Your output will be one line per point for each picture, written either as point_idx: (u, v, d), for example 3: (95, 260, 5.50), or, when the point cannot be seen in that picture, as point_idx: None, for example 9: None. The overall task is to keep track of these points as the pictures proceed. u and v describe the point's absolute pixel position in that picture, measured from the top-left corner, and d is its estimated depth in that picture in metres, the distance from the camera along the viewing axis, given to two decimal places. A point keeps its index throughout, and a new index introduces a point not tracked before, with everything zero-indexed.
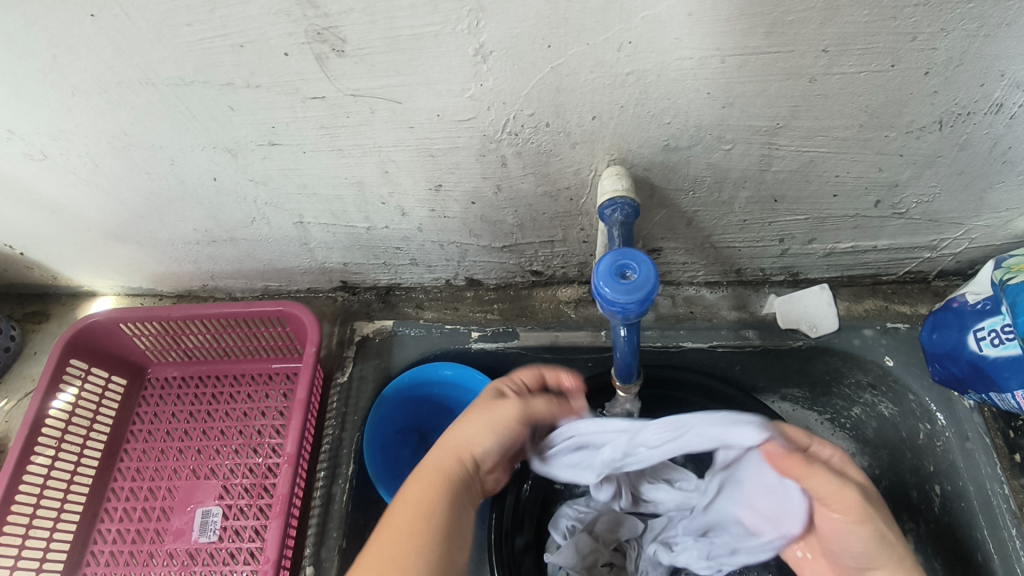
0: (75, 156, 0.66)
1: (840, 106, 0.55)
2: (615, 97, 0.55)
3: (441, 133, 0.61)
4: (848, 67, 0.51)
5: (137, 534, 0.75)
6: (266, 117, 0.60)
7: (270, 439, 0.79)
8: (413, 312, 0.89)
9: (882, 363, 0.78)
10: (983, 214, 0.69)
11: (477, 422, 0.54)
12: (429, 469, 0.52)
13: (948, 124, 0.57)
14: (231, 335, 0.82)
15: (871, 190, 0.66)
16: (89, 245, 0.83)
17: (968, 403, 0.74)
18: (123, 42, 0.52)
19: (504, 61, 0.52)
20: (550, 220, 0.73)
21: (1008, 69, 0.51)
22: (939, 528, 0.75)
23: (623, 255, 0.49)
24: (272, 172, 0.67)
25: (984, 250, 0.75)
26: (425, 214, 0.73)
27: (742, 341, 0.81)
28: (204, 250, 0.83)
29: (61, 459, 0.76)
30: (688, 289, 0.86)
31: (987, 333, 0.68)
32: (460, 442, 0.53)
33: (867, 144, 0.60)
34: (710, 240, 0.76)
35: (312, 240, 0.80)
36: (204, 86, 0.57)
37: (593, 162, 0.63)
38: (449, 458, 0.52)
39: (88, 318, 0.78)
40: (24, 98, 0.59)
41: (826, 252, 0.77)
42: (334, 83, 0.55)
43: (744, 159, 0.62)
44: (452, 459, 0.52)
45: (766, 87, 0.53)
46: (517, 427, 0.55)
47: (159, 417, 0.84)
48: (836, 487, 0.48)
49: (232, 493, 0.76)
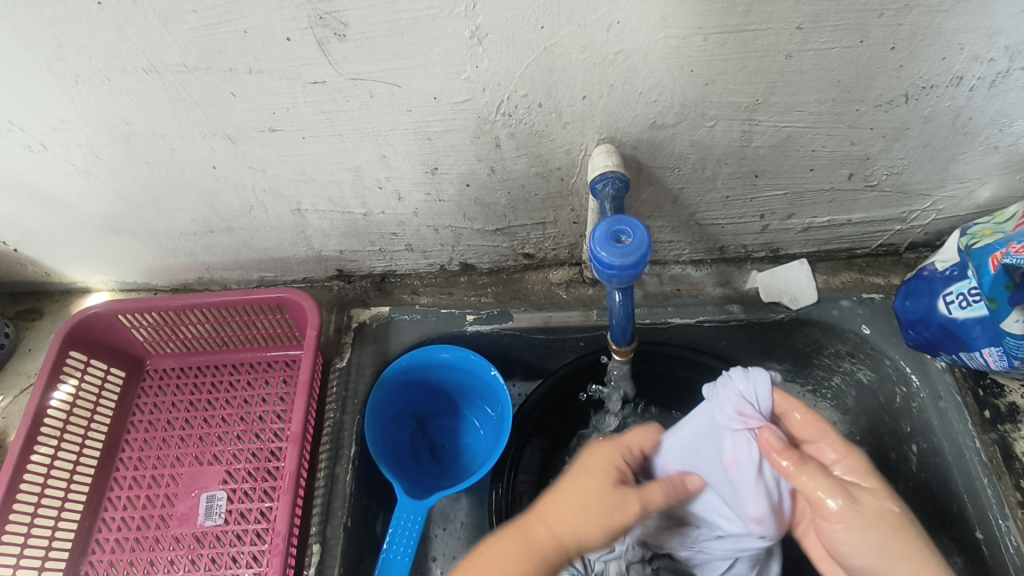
0: (75, 146, 0.67)
1: (814, 82, 0.59)
2: (604, 76, 0.58)
3: (438, 115, 0.63)
4: (821, 43, 0.55)
5: (142, 521, 0.76)
6: (267, 103, 0.62)
7: (272, 424, 0.80)
8: (408, 298, 0.91)
9: (859, 332, 0.82)
10: (948, 184, 0.73)
11: (578, 507, 0.57)
12: (524, 543, 0.55)
13: (914, 97, 0.61)
14: (230, 324, 0.84)
15: (845, 164, 0.70)
16: (84, 238, 0.83)
17: (940, 365, 0.78)
18: (129, 29, 0.54)
19: (500, 42, 0.55)
20: (542, 201, 0.76)
21: (966, 43, 0.55)
22: (917, 485, 0.79)
23: (617, 222, 0.52)
24: (271, 159, 0.69)
25: (950, 221, 0.80)
26: (421, 198, 0.75)
27: (727, 315, 0.84)
28: (201, 241, 0.84)
29: (63, 450, 0.77)
30: (674, 268, 0.89)
31: (956, 296, 0.72)
32: (563, 520, 0.56)
33: (840, 118, 0.63)
34: (695, 218, 0.79)
35: (308, 228, 0.81)
36: (207, 73, 0.58)
37: (584, 142, 0.66)
38: (548, 537, 0.55)
39: (87, 310, 0.79)
40: (26, 88, 0.60)
41: (803, 227, 0.81)
42: (335, 67, 0.57)
43: (725, 136, 0.65)
44: (551, 539, 0.55)
45: (746, 64, 0.57)
46: (615, 507, 0.57)
47: (158, 407, 0.84)
48: (829, 487, 0.54)
49: (235, 477, 0.77)
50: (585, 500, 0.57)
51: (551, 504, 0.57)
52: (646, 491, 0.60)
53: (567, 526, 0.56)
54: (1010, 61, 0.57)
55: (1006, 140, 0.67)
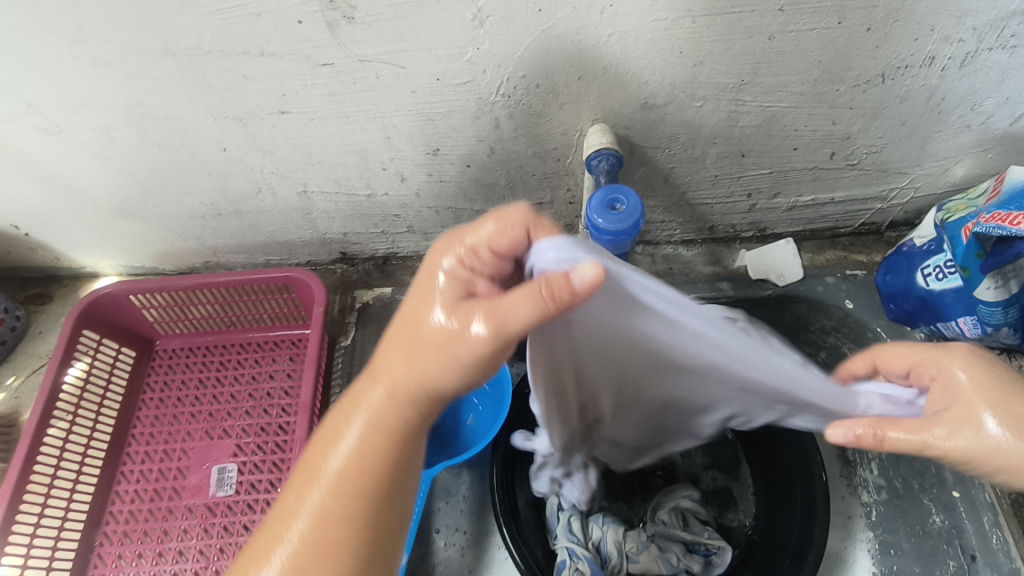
0: (90, 129, 0.70)
1: (796, 62, 0.63)
2: (599, 58, 0.62)
3: (440, 97, 0.66)
4: (802, 25, 0.59)
5: (155, 493, 0.79)
6: (277, 85, 0.65)
7: (280, 400, 0.83)
8: (410, 280, 0.94)
9: (843, 306, 0.86)
10: (925, 162, 0.77)
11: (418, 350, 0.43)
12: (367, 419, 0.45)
13: (890, 77, 0.65)
14: (237, 304, 0.86)
15: (827, 143, 0.74)
16: (94, 222, 0.85)
17: (919, 336, 0.83)
18: (148, 13, 0.56)
19: (500, 25, 0.58)
20: (540, 181, 0.79)
21: (936, 25, 0.59)
22: (897, 450, 0.82)
23: (612, 189, 0.54)
24: (280, 141, 0.72)
25: (928, 199, 0.84)
26: (423, 179, 0.78)
27: (718, 292, 0.88)
28: (208, 223, 0.86)
29: (77, 425, 0.79)
30: (666, 248, 0.93)
31: (933, 270, 0.76)
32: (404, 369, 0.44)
33: (821, 98, 0.67)
34: (685, 197, 0.83)
35: (314, 210, 0.84)
36: (221, 56, 0.61)
37: (579, 122, 0.69)
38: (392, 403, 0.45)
39: (99, 290, 0.81)
40: (46, 71, 0.62)
41: (789, 206, 0.85)
42: (344, 49, 0.60)
43: (713, 116, 0.69)
44: (391, 401, 0.45)
45: (732, 46, 0.60)
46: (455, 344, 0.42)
47: (169, 385, 0.87)
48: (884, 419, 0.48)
49: (246, 450, 0.80)
50: (412, 338, 0.43)
51: (382, 353, 0.45)
52: (497, 304, 0.40)
53: (400, 377, 0.44)
54: (978, 41, 0.61)
55: (977, 119, 0.71)
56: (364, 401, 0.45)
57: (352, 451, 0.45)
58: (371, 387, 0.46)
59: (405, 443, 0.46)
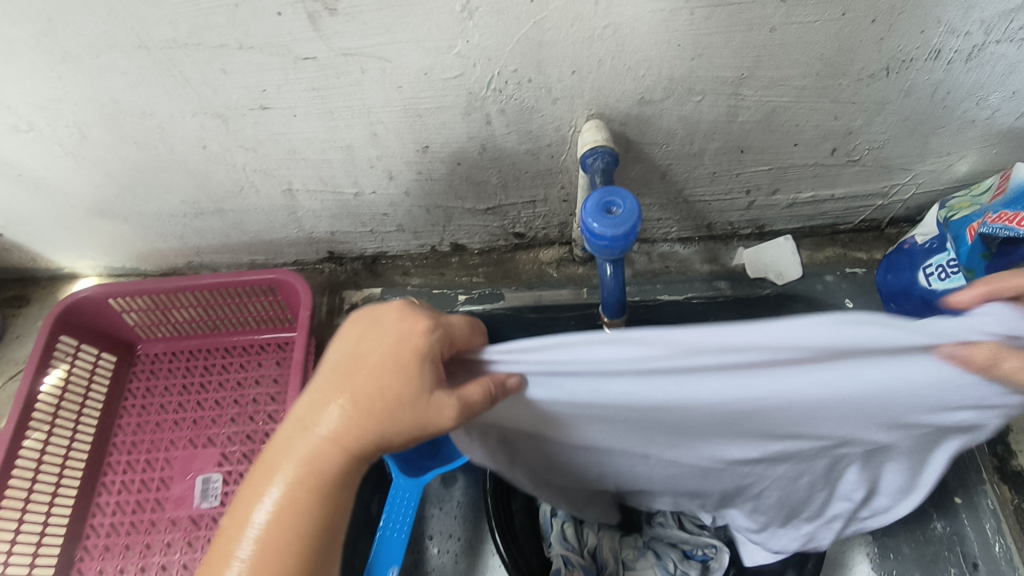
0: (61, 126, 0.67)
1: (798, 56, 0.60)
2: (593, 51, 0.59)
3: (429, 92, 0.63)
4: (805, 16, 0.56)
5: (137, 505, 0.76)
6: (258, 80, 0.62)
7: (267, 406, 0.81)
8: (400, 279, 0.91)
9: (843, 306, 0.85)
10: (927, 158, 0.75)
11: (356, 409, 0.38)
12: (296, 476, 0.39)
13: (895, 71, 0.63)
14: (221, 306, 0.83)
15: (828, 138, 0.71)
16: (71, 222, 0.82)
17: None
18: (119, 4, 0.53)
19: (490, 17, 0.55)
20: (533, 179, 0.77)
21: (943, 17, 0.57)
22: None
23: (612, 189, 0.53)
24: (262, 137, 0.69)
25: (930, 195, 0.82)
26: (412, 176, 0.76)
27: (715, 292, 0.87)
28: (190, 223, 0.83)
29: (56, 436, 0.76)
30: (663, 246, 0.90)
31: (935, 269, 0.74)
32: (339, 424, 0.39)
33: (823, 92, 0.65)
34: (682, 195, 0.81)
35: (299, 209, 0.81)
36: (197, 49, 0.58)
37: (573, 118, 0.67)
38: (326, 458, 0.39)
39: (77, 294, 0.78)
40: (13, 66, 0.59)
41: (788, 203, 0.83)
42: (326, 42, 0.58)
43: (712, 111, 0.67)
44: (328, 456, 0.39)
45: (732, 38, 0.58)
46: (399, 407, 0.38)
47: (152, 392, 0.84)
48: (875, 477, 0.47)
49: (231, 460, 0.78)
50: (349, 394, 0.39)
51: (311, 402, 0.40)
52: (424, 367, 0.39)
53: (336, 431, 0.38)
54: (986, 34, 0.58)
55: (982, 114, 0.69)
56: (291, 452, 0.39)
57: (272, 512, 0.39)
58: (306, 436, 0.39)
59: (338, 501, 0.40)
